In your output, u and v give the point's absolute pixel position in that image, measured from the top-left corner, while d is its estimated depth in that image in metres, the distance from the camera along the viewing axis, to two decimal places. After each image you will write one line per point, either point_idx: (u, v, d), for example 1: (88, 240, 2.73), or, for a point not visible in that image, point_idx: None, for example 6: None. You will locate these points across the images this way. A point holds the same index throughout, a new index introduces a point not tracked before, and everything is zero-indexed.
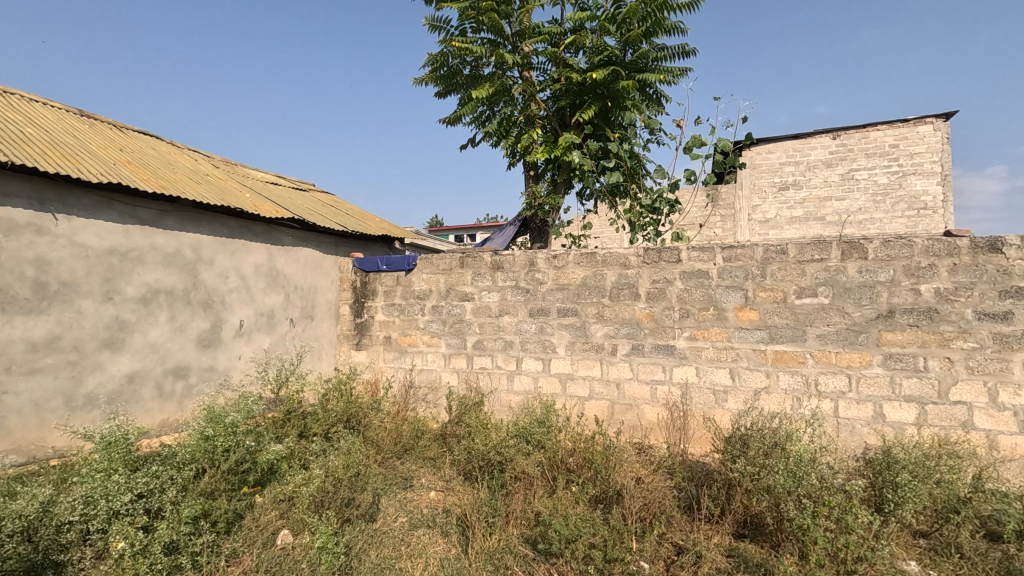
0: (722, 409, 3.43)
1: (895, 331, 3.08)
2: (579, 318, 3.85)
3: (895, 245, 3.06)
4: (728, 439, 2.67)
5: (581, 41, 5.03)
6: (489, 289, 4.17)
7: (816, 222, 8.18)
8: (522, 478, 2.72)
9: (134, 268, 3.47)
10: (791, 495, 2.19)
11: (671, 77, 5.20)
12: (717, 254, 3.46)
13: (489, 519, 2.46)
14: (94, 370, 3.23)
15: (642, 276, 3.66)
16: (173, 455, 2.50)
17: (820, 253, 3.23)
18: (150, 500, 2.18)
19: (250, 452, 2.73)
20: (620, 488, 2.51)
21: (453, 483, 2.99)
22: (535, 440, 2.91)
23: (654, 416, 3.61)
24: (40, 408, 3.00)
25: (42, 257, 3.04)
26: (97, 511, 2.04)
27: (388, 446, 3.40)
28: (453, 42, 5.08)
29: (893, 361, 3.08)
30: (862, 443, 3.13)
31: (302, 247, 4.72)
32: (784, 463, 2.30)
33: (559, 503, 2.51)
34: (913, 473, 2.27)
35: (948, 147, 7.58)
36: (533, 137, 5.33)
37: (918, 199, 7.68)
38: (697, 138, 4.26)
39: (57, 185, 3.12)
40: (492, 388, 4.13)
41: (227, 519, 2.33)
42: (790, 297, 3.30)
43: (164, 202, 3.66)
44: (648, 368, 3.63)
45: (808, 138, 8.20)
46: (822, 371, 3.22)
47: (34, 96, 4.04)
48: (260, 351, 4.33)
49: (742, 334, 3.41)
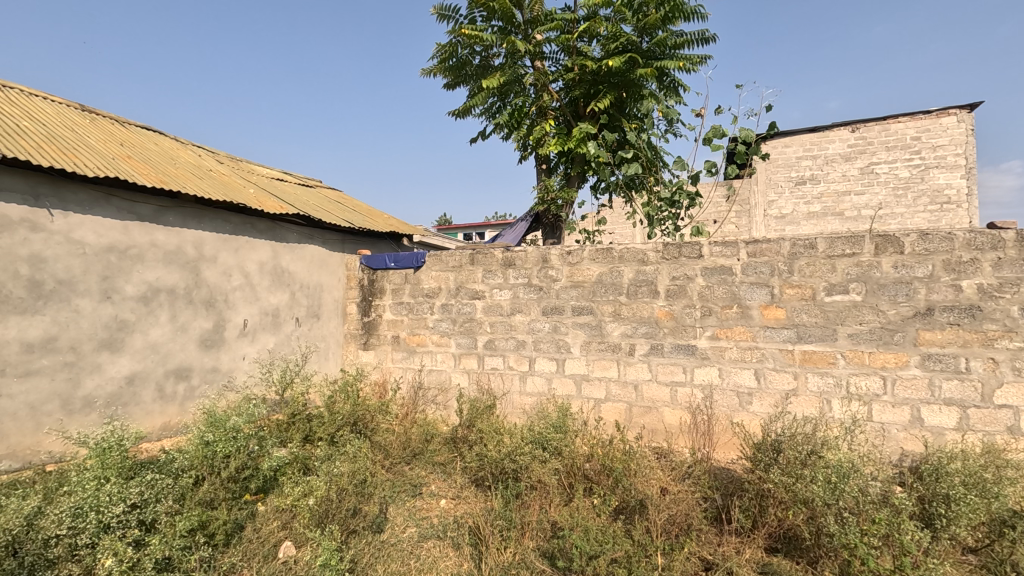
0: (747, 412, 3.26)
1: (933, 330, 2.89)
2: (595, 317, 3.69)
3: (934, 239, 2.87)
4: (759, 445, 2.51)
5: (595, 28, 4.86)
6: (501, 287, 4.02)
7: (834, 217, 7.97)
8: (538, 487, 2.56)
9: (133, 266, 3.35)
10: (831, 509, 2.02)
11: (690, 65, 4.95)
12: (741, 249, 3.29)
13: (504, 532, 2.31)
14: (92, 371, 3.12)
15: (661, 272, 3.49)
16: (170, 462, 2.38)
17: (851, 248, 3.05)
18: (144, 511, 2.04)
19: (252, 458, 2.61)
20: (642, 498, 2.35)
21: (464, 492, 2.84)
22: (551, 447, 2.73)
23: (676, 419, 3.44)
24: (36, 411, 2.89)
25: (38, 255, 2.93)
26: (86, 524, 1.90)
27: (397, 451, 3.26)
28: (463, 29, 4.91)
29: (932, 362, 2.90)
30: (899, 449, 2.95)
31: (308, 245, 4.59)
32: (822, 474, 2.11)
33: (578, 515, 2.36)
34: (964, 483, 2.09)
35: (972, 139, 7.31)
36: (545, 128, 5.18)
37: (941, 193, 7.43)
38: (716, 129, 4.06)
39: (53, 180, 3.01)
40: (504, 390, 3.98)
41: (226, 531, 2.20)
42: (819, 294, 3.12)
43: (165, 198, 3.55)
44: (667, 369, 3.47)
45: (826, 131, 7.97)
46: (853, 373, 3.05)
47: (35, 91, 3.94)
48: (264, 351, 4.21)
49: (768, 334, 3.23)
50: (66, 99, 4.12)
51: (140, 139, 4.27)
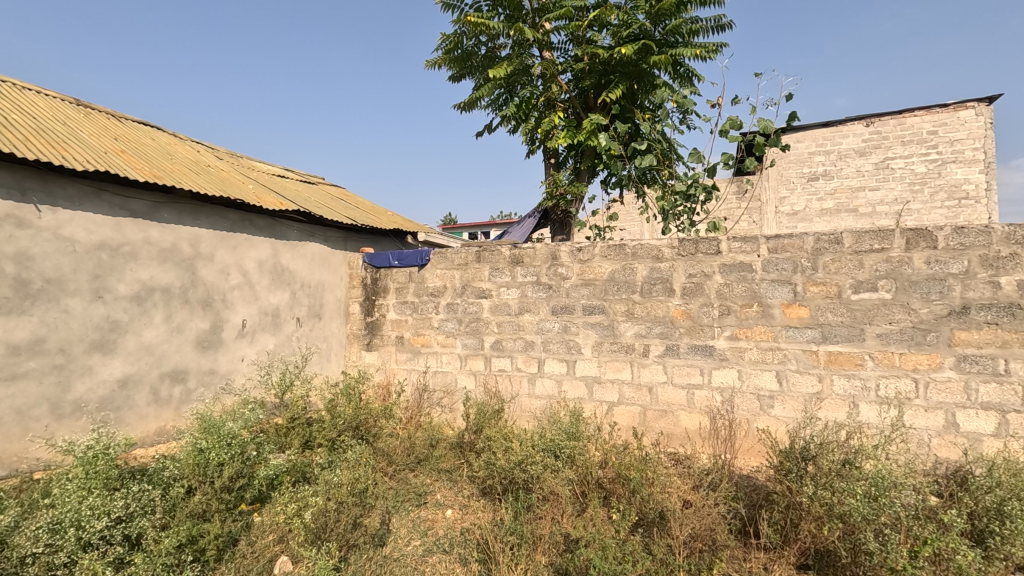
0: (768, 417, 3.10)
1: (969, 330, 2.71)
2: (607, 316, 3.53)
3: (969, 233, 2.69)
4: (786, 453, 2.35)
5: (606, 17, 4.70)
6: (508, 285, 3.87)
7: (847, 214, 7.78)
8: (551, 498, 2.41)
9: (126, 264, 3.22)
10: (871, 526, 1.85)
11: (706, 53, 4.74)
12: (761, 245, 3.12)
13: (514, 546, 2.15)
14: (83, 374, 2.99)
15: (677, 269, 3.33)
16: (161, 471, 2.25)
17: (880, 243, 2.88)
18: (130, 525, 1.92)
19: (248, 465, 2.47)
20: (662, 510, 2.18)
21: (472, 502, 2.69)
22: (564, 455, 2.57)
23: (694, 424, 3.28)
24: (23, 416, 2.75)
25: (25, 252, 2.79)
26: (64, 542, 1.78)
27: (400, 456, 3.12)
28: (468, 17, 4.75)
29: (968, 364, 2.72)
30: (934, 456, 2.78)
31: (309, 242, 4.46)
32: (860, 486, 1.95)
33: (594, 529, 2.20)
34: (1016, 497, 1.92)
35: (991, 133, 7.08)
36: (554, 121, 5.01)
37: (959, 188, 7.21)
38: (733, 119, 3.88)
39: (40, 174, 2.87)
40: (513, 393, 3.83)
41: (218, 547, 2.05)
42: (846, 291, 2.95)
43: (159, 194, 3.41)
44: (683, 371, 3.31)
45: (839, 125, 7.77)
46: (882, 376, 2.88)
47: (27, 84, 3.82)
48: (263, 353, 4.07)
49: (791, 334, 3.07)
50: (60, 93, 4.00)
51: (137, 134, 4.15)
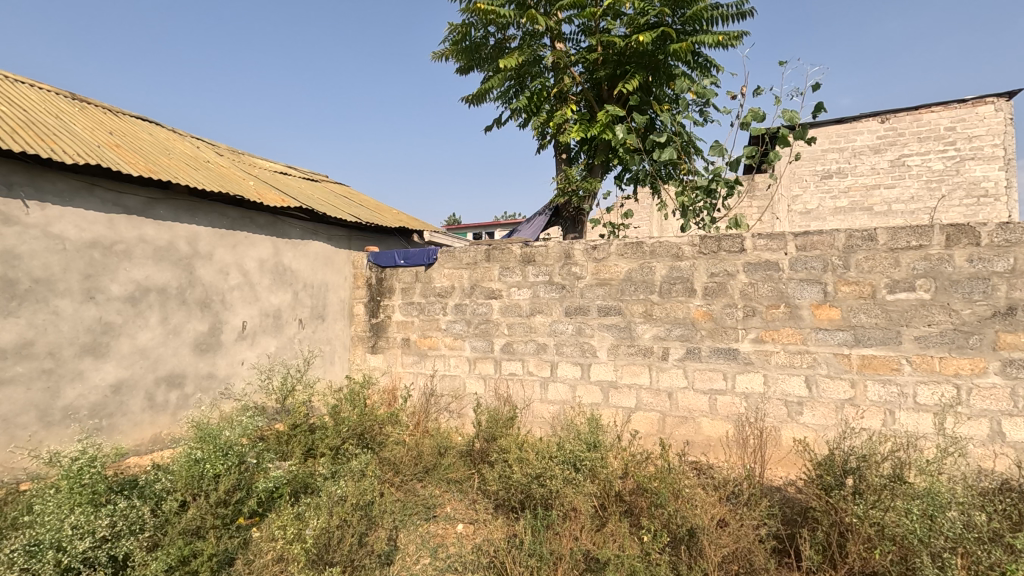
0: (796, 424, 2.93)
1: (1016, 332, 2.53)
2: (623, 317, 3.36)
3: (1016, 229, 2.51)
4: (824, 466, 2.17)
5: (621, 5, 4.53)
6: (519, 285, 3.70)
7: (862, 213, 7.57)
8: (572, 515, 2.22)
9: (119, 264, 3.07)
10: (927, 549, 1.68)
11: (727, 41, 4.56)
12: (789, 242, 2.95)
13: (531, 565, 1.99)
14: (73, 380, 2.84)
15: (698, 268, 3.16)
16: (152, 484, 2.09)
17: (918, 240, 2.69)
18: (117, 545, 1.76)
19: (246, 476, 2.31)
20: (692, 527, 2.01)
21: (484, 515, 2.53)
22: (584, 468, 2.40)
23: (717, 431, 3.10)
24: (10, 424, 2.61)
25: (11, 251, 2.64)
26: (42, 566, 1.63)
27: (408, 465, 2.97)
28: (477, 5, 4.59)
29: (1015, 369, 2.54)
30: (977, 467, 2.60)
31: (312, 241, 4.30)
32: (915, 504, 1.77)
33: (617, 547, 2.05)
34: None
35: (1011, 128, 6.88)
36: (566, 114, 4.85)
37: (978, 185, 7.01)
38: (756, 110, 3.70)
39: (27, 168, 2.72)
40: (524, 398, 3.66)
41: (211, 568, 1.88)
42: (880, 291, 2.77)
43: (155, 190, 3.26)
44: (706, 375, 3.14)
45: (854, 122, 7.59)
46: (920, 381, 2.70)
47: (19, 77, 3.67)
48: (264, 356, 3.92)
49: (821, 336, 2.89)
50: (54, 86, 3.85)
51: (134, 129, 4.00)
